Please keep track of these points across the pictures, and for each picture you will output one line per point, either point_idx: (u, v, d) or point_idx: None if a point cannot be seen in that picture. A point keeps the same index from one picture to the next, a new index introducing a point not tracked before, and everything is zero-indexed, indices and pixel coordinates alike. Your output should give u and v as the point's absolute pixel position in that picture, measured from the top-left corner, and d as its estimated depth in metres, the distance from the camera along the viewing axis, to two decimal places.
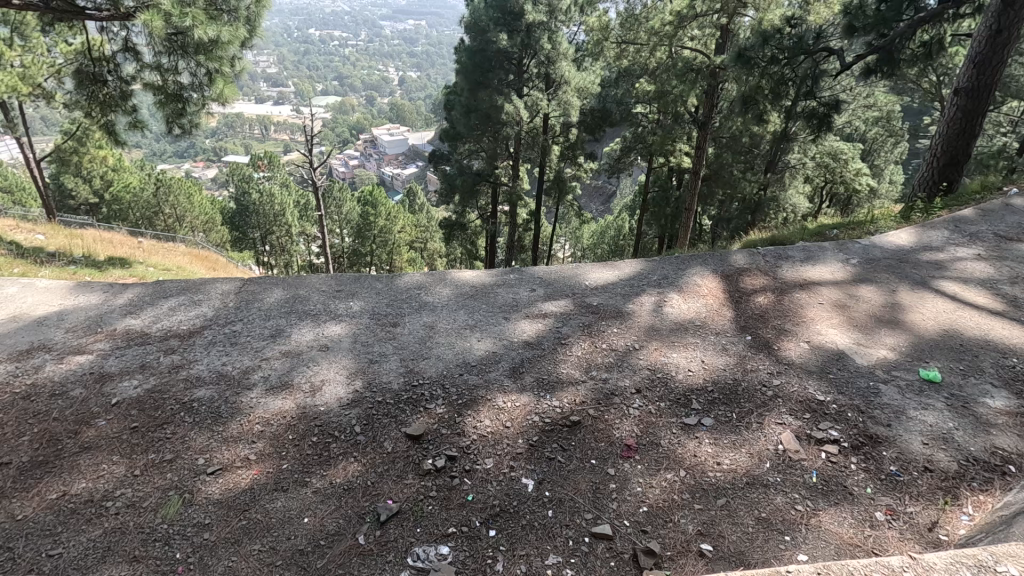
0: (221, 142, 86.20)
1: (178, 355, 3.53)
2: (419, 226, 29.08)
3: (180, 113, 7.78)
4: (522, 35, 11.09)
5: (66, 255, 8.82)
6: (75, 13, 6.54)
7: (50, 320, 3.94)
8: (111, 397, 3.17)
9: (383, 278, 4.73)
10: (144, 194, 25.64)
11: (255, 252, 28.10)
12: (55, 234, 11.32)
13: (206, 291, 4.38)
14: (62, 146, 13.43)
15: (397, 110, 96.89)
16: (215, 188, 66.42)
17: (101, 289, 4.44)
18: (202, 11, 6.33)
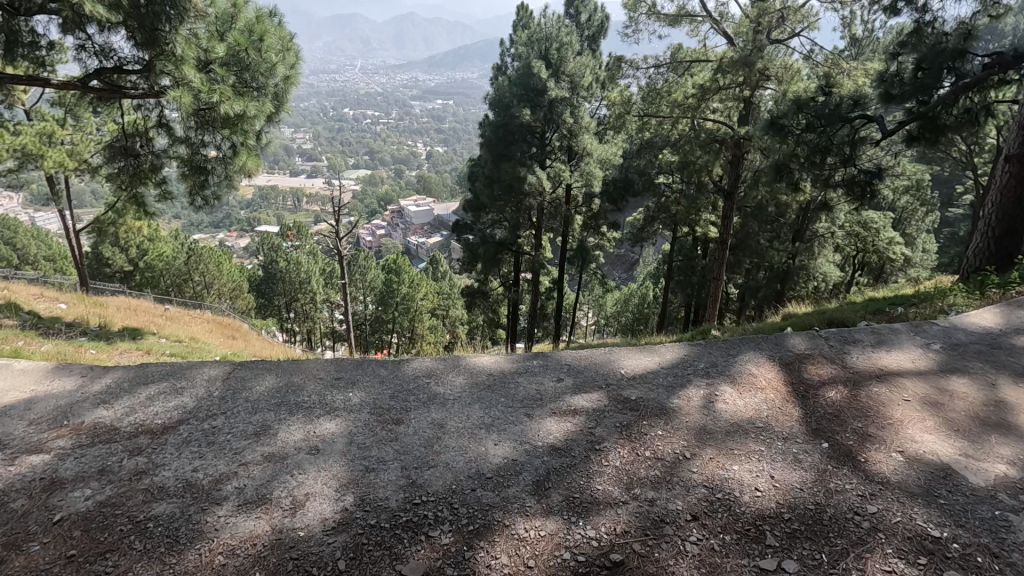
0: (255, 212, 89.89)
1: (146, 458, 3.04)
2: (442, 294, 28.93)
3: (202, 184, 7.57)
4: (545, 109, 11.13)
5: (80, 326, 8.61)
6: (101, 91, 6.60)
7: (15, 411, 3.51)
8: (56, 512, 2.64)
9: (390, 364, 4.27)
10: (175, 262, 26.21)
11: (280, 318, 28.15)
12: (79, 303, 11.28)
13: (191, 377, 4.04)
14: (100, 217, 13.76)
15: (424, 182, 100.28)
16: (245, 255, 68.31)
17: (81, 372, 4.08)
18: (231, 87, 6.34)
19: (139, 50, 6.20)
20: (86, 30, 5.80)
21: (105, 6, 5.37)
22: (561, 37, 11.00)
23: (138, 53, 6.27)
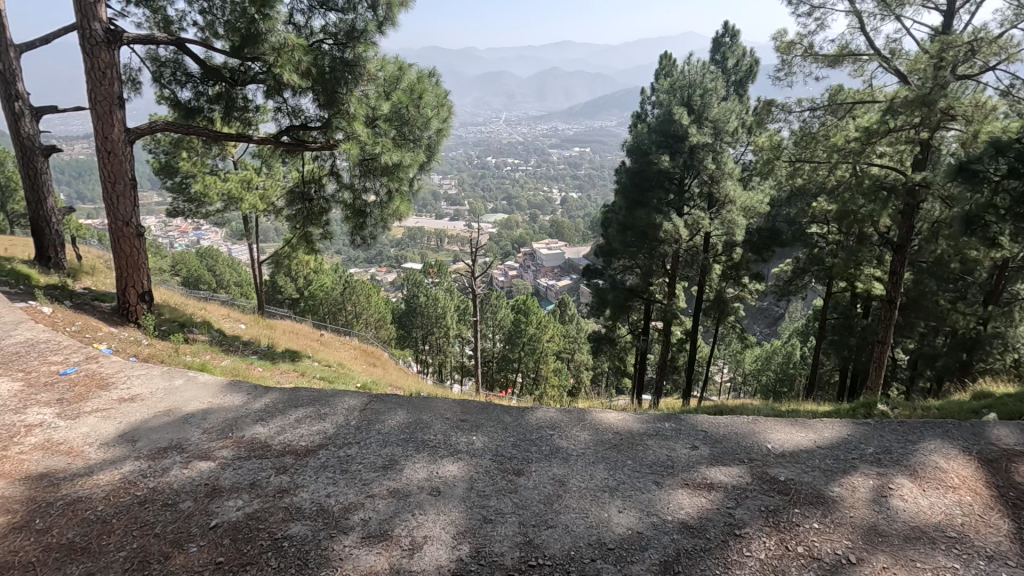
0: (403, 251, 98.14)
1: (288, 477, 3.29)
2: (568, 337, 28.80)
3: (360, 226, 8.40)
4: (685, 156, 10.80)
5: (254, 345, 9.88)
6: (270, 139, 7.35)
7: (194, 420, 4.09)
8: (212, 517, 2.93)
9: (514, 411, 4.24)
10: (333, 292, 29.29)
11: (416, 349, 29.92)
12: (254, 324, 13.00)
13: (333, 405, 4.35)
14: (278, 251, 15.90)
15: (558, 226, 102.29)
16: (391, 289, 74.51)
17: (247, 391, 4.65)
18: (391, 139, 7.04)
19: (321, 110, 7.13)
20: (283, 95, 6.97)
21: (299, 74, 6.40)
22: (705, 83, 10.64)
23: (320, 113, 7.21)
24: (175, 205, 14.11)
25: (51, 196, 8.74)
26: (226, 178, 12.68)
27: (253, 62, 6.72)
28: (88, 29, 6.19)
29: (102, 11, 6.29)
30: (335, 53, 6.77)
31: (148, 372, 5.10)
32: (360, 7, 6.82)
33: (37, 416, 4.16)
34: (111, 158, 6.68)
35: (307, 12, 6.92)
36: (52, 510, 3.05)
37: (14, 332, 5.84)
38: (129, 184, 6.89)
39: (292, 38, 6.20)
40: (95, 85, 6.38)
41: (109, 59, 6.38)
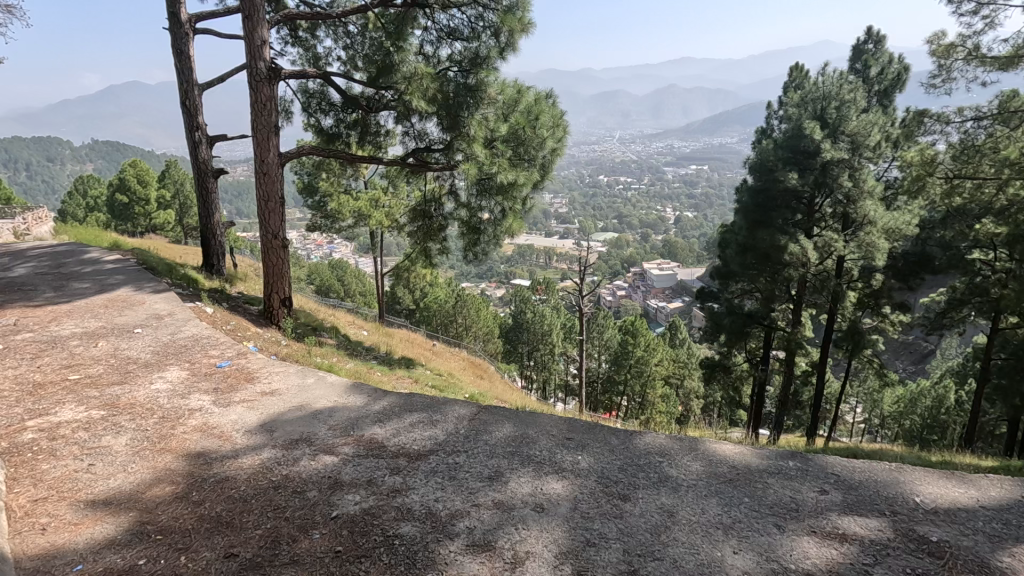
0: (512, 267, 100.40)
1: (401, 478, 3.48)
2: (678, 362, 27.55)
3: (475, 242, 8.74)
4: (816, 173, 9.97)
5: (374, 351, 10.61)
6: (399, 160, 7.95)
7: (323, 416, 4.49)
8: (333, 508, 3.17)
9: (621, 433, 4.14)
10: (446, 305, 30.67)
11: (521, 365, 30.27)
12: (375, 331, 13.98)
13: (444, 412, 4.53)
14: (399, 264, 17.01)
15: (670, 246, 98.75)
16: (499, 304, 76.42)
17: (368, 393, 5.00)
18: (507, 159, 7.27)
19: (444, 133, 7.53)
20: (410, 119, 7.46)
21: (425, 100, 6.91)
22: (843, 94, 9.83)
23: (443, 136, 7.65)
24: (314, 221, 15.66)
25: (218, 212, 10.12)
26: (357, 197, 13.87)
27: (386, 91, 7.33)
28: (253, 67, 7.14)
29: (266, 52, 7.22)
30: (459, 79, 7.14)
31: (286, 370, 5.68)
32: (483, 35, 7.22)
33: (198, 401, 4.80)
34: (266, 179, 7.59)
35: (434, 43, 7.51)
36: (206, 485, 3.49)
37: (184, 328, 6.81)
38: (279, 201, 7.77)
39: (420, 67, 6.84)
40: (257, 116, 7.31)
41: (269, 93, 7.29)
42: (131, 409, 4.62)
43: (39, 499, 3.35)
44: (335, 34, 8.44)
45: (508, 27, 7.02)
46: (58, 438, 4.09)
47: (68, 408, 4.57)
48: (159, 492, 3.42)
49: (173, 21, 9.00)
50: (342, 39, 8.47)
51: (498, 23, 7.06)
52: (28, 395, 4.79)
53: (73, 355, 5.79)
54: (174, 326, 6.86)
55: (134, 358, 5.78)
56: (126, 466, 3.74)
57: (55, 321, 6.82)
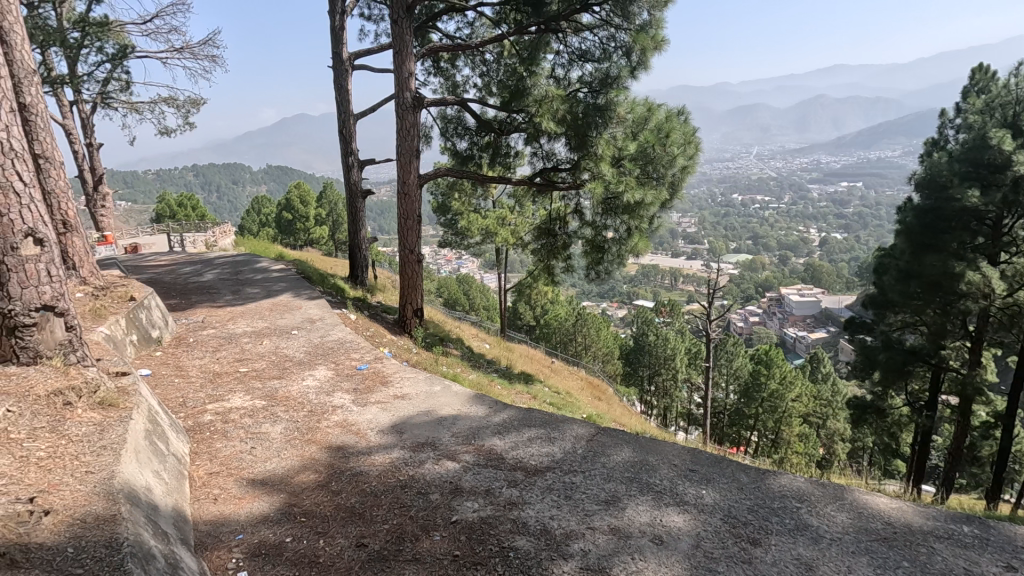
0: (635, 288, 97.98)
1: (517, 491, 3.53)
2: (820, 399, 24.82)
3: (598, 261, 8.64)
4: (1005, 189, 8.47)
5: (495, 364, 10.91)
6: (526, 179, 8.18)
7: (447, 423, 4.72)
8: (453, 513, 3.30)
9: (752, 471, 3.83)
10: (566, 323, 30.75)
11: (641, 389, 29.28)
12: (497, 345, 14.40)
13: (562, 430, 4.53)
14: (522, 281, 17.43)
15: (814, 271, 89.85)
16: (620, 325, 74.84)
17: (489, 405, 5.17)
18: (634, 178, 7.14)
19: (572, 153, 7.62)
20: (539, 141, 7.67)
21: (555, 121, 7.08)
22: None
23: (570, 155, 7.75)
24: (446, 237, 16.65)
25: (364, 228, 11.16)
26: (486, 216, 14.51)
27: (518, 113, 7.63)
28: (400, 97, 7.82)
29: (412, 83, 7.87)
30: (589, 100, 7.24)
31: (415, 376, 6.06)
32: (615, 55, 7.31)
33: (340, 399, 5.30)
34: (406, 199, 8.23)
35: (566, 65, 7.70)
36: (343, 477, 3.82)
37: (331, 332, 7.57)
38: (417, 219, 8.37)
39: (552, 90, 7.05)
40: (401, 141, 7.98)
41: (413, 120, 7.93)
42: (286, 401, 5.22)
43: (213, 473, 3.91)
44: (472, 63, 9.00)
45: (641, 46, 6.98)
46: (229, 422, 4.74)
47: (239, 396, 5.30)
48: (305, 478, 3.83)
49: (337, 60, 10.20)
50: (479, 67, 9.00)
51: (630, 43, 7.08)
52: (209, 382, 5.63)
53: (244, 350, 6.70)
54: (323, 329, 7.67)
55: (290, 356, 6.54)
56: (280, 452, 4.24)
57: (231, 320, 7.96)
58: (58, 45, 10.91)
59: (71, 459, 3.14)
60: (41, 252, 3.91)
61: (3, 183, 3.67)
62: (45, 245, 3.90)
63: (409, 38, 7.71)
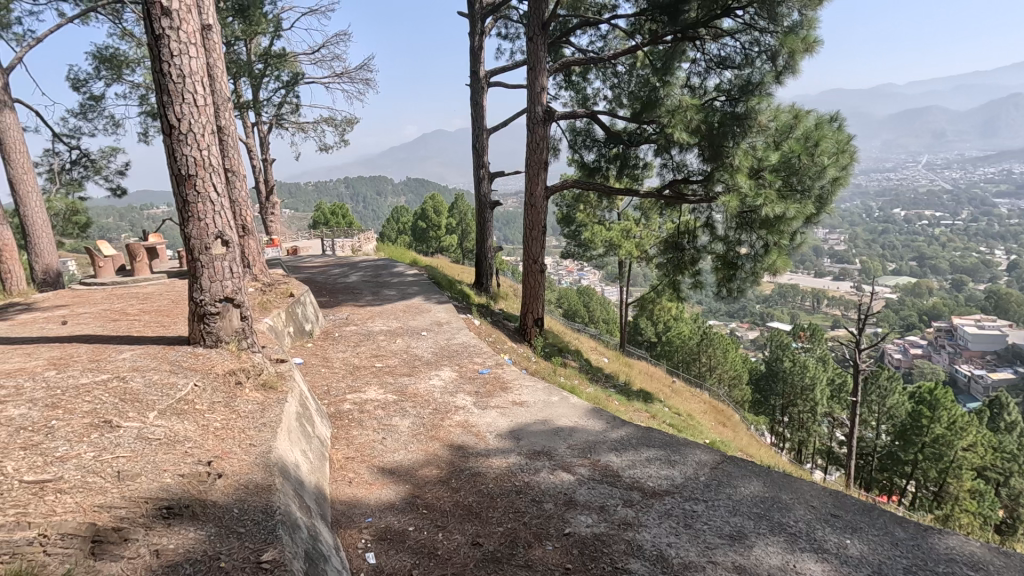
0: (770, 308, 90.63)
1: (634, 512, 3.43)
2: (1002, 452, 20.94)
3: (729, 278, 7.95)
4: None
5: (614, 379, 10.66)
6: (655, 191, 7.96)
7: (564, 434, 4.73)
8: (566, 525, 3.29)
9: (910, 525, 3.33)
10: (690, 341, 29.30)
11: (772, 419, 26.93)
12: (616, 359, 14.09)
13: (684, 454, 4.32)
14: (645, 295, 16.93)
15: (998, 299, 76.42)
16: (751, 347, 69.69)
17: (607, 420, 5.09)
18: (775, 191, 6.54)
19: (705, 163, 7.29)
20: (670, 152, 7.44)
21: (688, 131, 6.78)
22: None
23: (703, 166, 7.42)
24: (569, 248, 16.73)
25: (490, 238, 11.60)
26: (610, 228, 14.33)
27: (649, 124, 7.49)
28: (532, 111, 8.04)
29: (544, 97, 8.05)
30: (726, 108, 6.90)
31: (534, 384, 6.15)
32: (758, 60, 7.00)
33: (462, 400, 5.54)
34: (533, 210, 8.41)
35: (703, 73, 7.42)
36: (462, 475, 3.99)
37: (457, 335, 7.97)
38: (542, 229, 8.52)
39: (686, 100, 6.80)
40: (531, 154, 8.18)
41: (543, 133, 8.09)
42: (414, 397, 5.58)
43: (349, 457, 4.29)
44: (604, 75, 9.00)
45: (789, 48, 6.49)
46: (364, 412, 5.18)
47: (373, 389, 5.77)
48: (428, 472, 4.05)
49: (474, 78, 10.75)
50: (610, 78, 8.98)
51: (776, 46, 6.65)
52: (350, 374, 6.19)
53: (379, 347, 7.28)
54: (450, 332, 8.08)
55: (420, 356, 6.98)
56: (406, 444, 4.53)
57: (370, 318, 8.70)
58: (247, 76, 12.78)
59: (239, 432, 3.63)
60: (226, 252, 4.55)
61: (203, 194, 4.36)
62: (229, 246, 4.54)
63: (543, 53, 7.92)
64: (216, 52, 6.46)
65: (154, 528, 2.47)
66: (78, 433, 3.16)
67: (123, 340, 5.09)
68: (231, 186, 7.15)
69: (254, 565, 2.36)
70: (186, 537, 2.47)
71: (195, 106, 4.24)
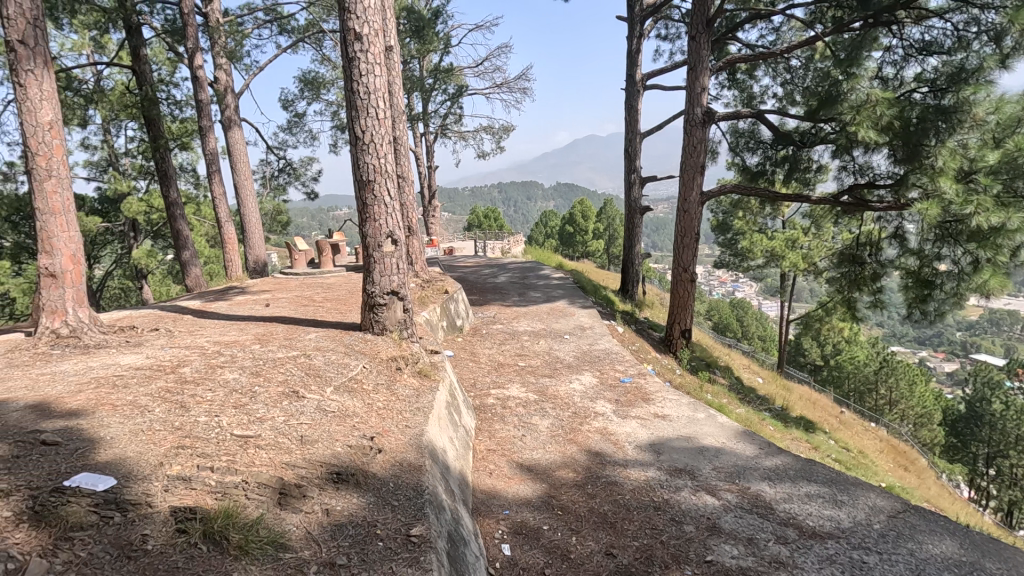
0: (977, 337, 75.89)
1: (788, 551, 3.11)
2: None
3: (922, 299, 6.57)
4: None
5: (769, 402, 9.66)
6: (830, 196, 7.12)
7: (709, 454, 4.45)
8: (707, 552, 3.10)
9: None
10: (865, 368, 25.40)
11: (973, 470, 22.48)
12: (772, 380, 12.80)
13: (854, 496, 3.80)
14: (811, 313, 15.20)
15: None
16: (947, 382, 59.03)
17: (760, 445, 4.68)
18: (992, 198, 5.40)
19: (896, 166, 6.38)
20: (851, 153, 6.61)
21: (876, 130, 6.00)
22: None
23: (893, 169, 6.48)
24: (725, 258, 15.68)
25: (638, 244, 11.32)
26: (772, 237, 13.11)
27: (827, 123, 6.74)
28: (691, 113, 7.67)
29: (705, 97, 7.64)
30: (928, 102, 6.02)
31: (678, 398, 5.86)
32: (976, 43, 5.92)
33: (602, 407, 5.49)
34: (686, 217, 8.03)
35: (899, 62, 6.49)
36: (598, 482, 3.95)
37: (599, 341, 7.91)
38: (695, 236, 8.09)
39: (877, 93, 5.96)
40: (687, 157, 7.81)
41: (701, 135, 7.68)
42: (554, 399, 5.66)
43: (491, 449, 4.49)
44: (774, 71, 8.29)
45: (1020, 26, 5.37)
46: (506, 408, 5.37)
47: (516, 387, 5.96)
48: (565, 474, 4.08)
49: (630, 81, 10.59)
50: (781, 74, 8.24)
51: (1003, 24, 5.57)
52: (494, 370, 6.48)
53: (523, 347, 7.51)
54: (592, 337, 8.05)
55: (561, 359, 7.07)
56: (545, 444, 4.61)
57: (516, 318, 9.01)
58: (418, 90, 14.01)
59: (397, 413, 4.00)
60: (394, 250, 5.03)
61: (378, 198, 4.87)
62: (397, 245, 5.01)
63: (706, 52, 7.53)
64: (396, 71, 7.19)
65: (325, 489, 2.82)
66: (274, 398, 3.74)
67: (309, 322, 5.90)
68: (401, 191, 7.89)
69: (404, 537, 2.58)
70: (350, 502, 2.78)
71: (377, 119, 4.77)
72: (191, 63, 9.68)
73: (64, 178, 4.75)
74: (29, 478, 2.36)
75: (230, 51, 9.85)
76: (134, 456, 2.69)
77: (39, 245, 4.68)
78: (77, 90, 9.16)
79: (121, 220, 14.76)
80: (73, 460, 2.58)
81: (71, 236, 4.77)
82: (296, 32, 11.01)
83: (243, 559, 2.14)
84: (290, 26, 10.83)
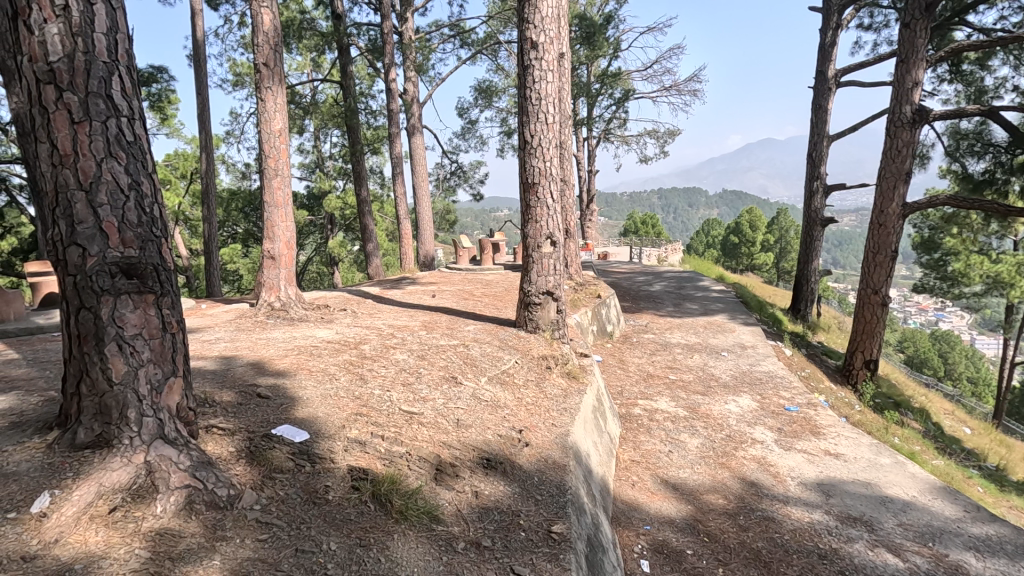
0: None
1: None
2: None
3: None
4: None
5: (980, 457, 7.99)
6: None
7: (893, 506, 3.84)
8: None
9: None
10: None
11: None
12: (985, 432, 10.59)
13: None
14: None
15: None
16: None
17: (965, 506, 3.91)
18: None
19: None
20: None
21: None
22: None
23: None
24: (927, 281, 13.35)
25: (817, 259, 10.14)
26: (998, 259, 11.14)
27: None
28: (897, 112, 6.67)
29: (917, 94, 6.58)
30: None
31: (857, 437, 5.13)
32: None
33: (762, 434, 5.03)
34: (880, 230, 7.00)
35: None
36: (753, 515, 3.63)
37: (762, 362, 7.26)
38: (890, 254, 7.01)
39: None
40: (888, 162, 6.81)
41: (909, 137, 6.64)
42: (706, 418, 5.32)
43: (635, 460, 4.37)
44: (1016, 59, 6.86)
45: None
46: (654, 420, 5.19)
47: (665, 401, 5.72)
48: (715, 500, 3.82)
49: (820, 78, 9.54)
50: None
51: None
52: (643, 381, 6.29)
53: (676, 359, 7.18)
54: (754, 357, 7.42)
55: (716, 376, 6.62)
56: (694, 464, 4.36)
57: (669, 329, 8.65)
58: (585, 95, 14.16)
59: (545, 411, 4.09)
60: (552, 251, 5.14)
61: (541, 199, 5.03)
62: (556, 246, 5.12)
63: (922, 40, 6.48)
64: (565, 77, 7.35)
65: (476, 473, 2.99)
66: (436, 381, 4.06)
67: (469, 315, 6.29)
68: (562, 194, 8.03)
69: (546, 532, 2.62)
70: (498, 489, 2.91)
71: (546, 124, 4.91)
72: (386, 77, 10.91)
73: (287, 177, 5.66)
74: (248, 422, 2.87)
75: (418, 64, 10.90)
76: (324, 417, 3.12)
77: (265, 231, 5.64)
78: (298, 103, 10.85)
79: (322, 214, 17.18)
80: (279, 412, 3.07)
81: (287, 225, 5.67)
82: (475, 45, 11.81)
83: (403, 523, 2.36)
84: (471, 39, 11.64)
